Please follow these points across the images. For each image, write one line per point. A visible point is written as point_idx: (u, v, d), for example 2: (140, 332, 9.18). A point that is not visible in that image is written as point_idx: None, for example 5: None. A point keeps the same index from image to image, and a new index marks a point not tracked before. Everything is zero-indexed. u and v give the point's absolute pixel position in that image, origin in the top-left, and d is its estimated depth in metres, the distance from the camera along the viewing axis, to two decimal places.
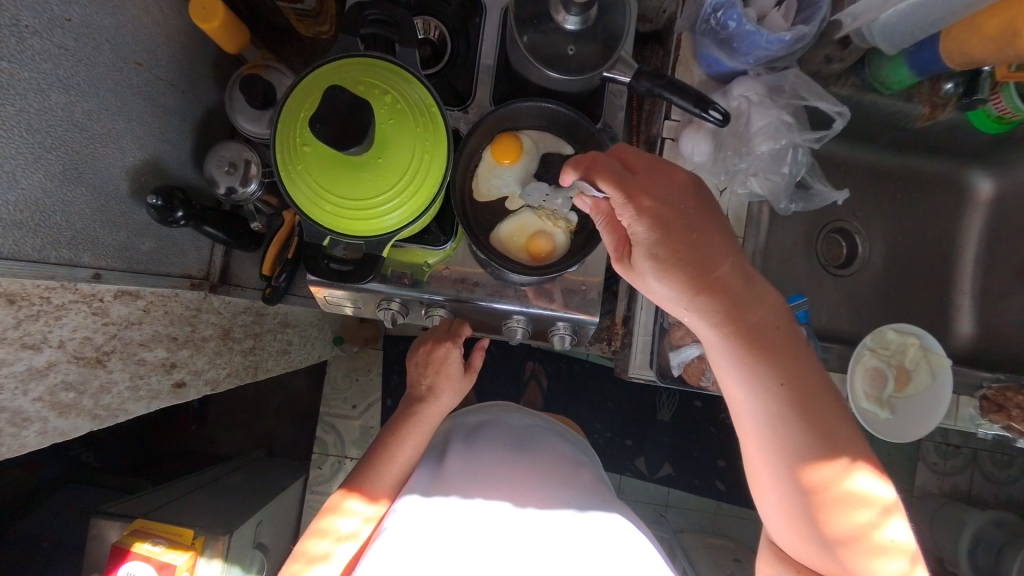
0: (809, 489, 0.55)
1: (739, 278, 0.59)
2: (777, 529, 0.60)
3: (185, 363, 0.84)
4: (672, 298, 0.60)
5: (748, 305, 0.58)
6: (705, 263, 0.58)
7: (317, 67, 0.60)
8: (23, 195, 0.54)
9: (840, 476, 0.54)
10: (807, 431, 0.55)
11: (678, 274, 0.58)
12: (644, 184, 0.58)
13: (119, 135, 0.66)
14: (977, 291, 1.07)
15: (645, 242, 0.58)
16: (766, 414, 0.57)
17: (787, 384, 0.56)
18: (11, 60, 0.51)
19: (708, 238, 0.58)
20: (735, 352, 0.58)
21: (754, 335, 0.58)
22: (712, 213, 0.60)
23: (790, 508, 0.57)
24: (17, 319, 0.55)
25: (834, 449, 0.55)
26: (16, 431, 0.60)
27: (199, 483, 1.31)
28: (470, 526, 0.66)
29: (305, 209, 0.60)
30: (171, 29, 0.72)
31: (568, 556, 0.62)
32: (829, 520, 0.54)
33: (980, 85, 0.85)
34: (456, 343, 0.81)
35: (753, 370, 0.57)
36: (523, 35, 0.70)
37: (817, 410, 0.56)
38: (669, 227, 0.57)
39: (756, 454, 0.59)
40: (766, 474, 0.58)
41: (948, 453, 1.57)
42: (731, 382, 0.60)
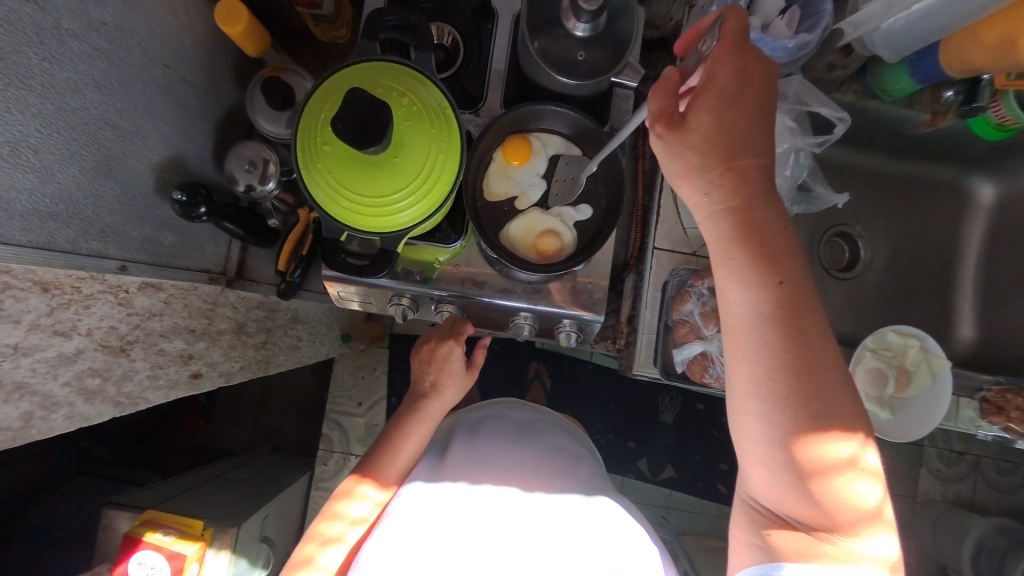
0: (791, 413, 0.53)
1: (767, 181, 0.55)
2: (750, 466, 0.58)
3: (202, 355, 0.87)
4: (695, 169, 0.56)
5: (763, 209, 0.54)
6: (741, 146, 0.54)
7: (337, 69, 0.63)
8: (59, 189, 0.57)
9: (839, 434, 0.52)
10: (803, 348, 0.53)
11: (707, 147, 0.54)
12: (744, 46, 0.54)
13: (146, 133, 0.68)
14: (977, 296, 1.08)
15: (710, 98, 0.54)
16: (764, 322, 0.54)
17: (794, 298, 0.53)
18: (51, 60, 0.54)
19: (750, 128, 0.54)
20: (743, 247, 0.54)
21: (762, 239, 0.54)
22: (768, 107, 0.55)
23: (767, 433, 0.54)
24: (50, 306, 0.58)
25: (826, 379, 0.53)
26: (46, 414, 0.62)
27: (208, 476, 1.33)
28: (480, 511, 0.68)
29: (323, 205, 0.62)
30: (196, 32, 0.75)
31: (575, 540, 0.64)
32: (808, 449, 0.52)
33: (980, 93, 0.87)
34: (459, 340, 0.83)
35: (760, 274, 0.54)
36: (534, 40, 0.73)
37: (819, 335, 0.53)
38: (727, 93, 0.53)
39: (748, 366, 0.56)
40: (751, 395, 0.55)
41: (951, 459, 1.57)
42: (729, 290, 0.56)
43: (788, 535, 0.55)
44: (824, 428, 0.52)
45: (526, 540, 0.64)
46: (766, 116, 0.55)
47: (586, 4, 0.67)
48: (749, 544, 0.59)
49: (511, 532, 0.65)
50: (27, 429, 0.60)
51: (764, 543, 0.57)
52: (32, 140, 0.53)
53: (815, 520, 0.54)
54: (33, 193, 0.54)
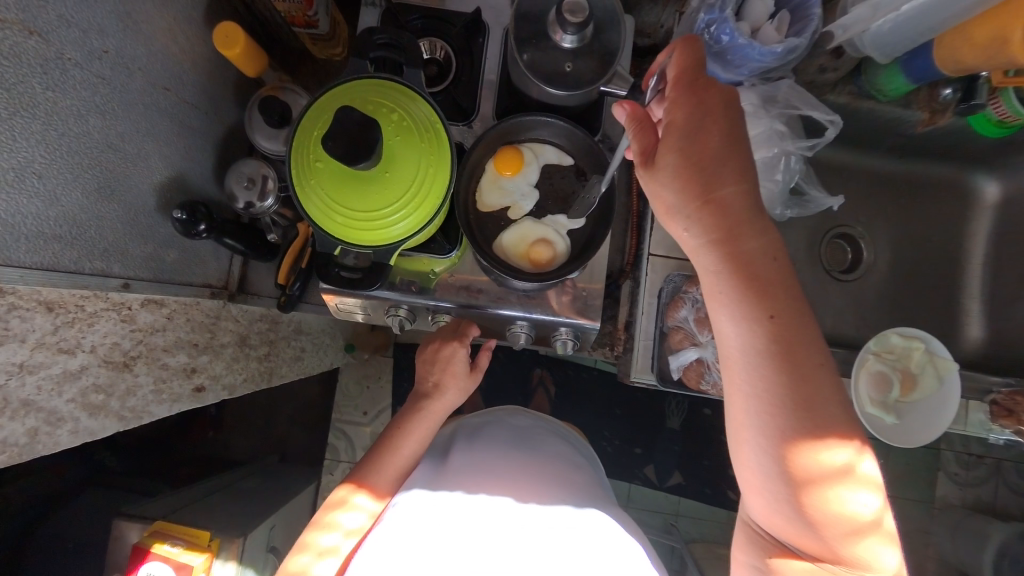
0: (788, 443, 0.55)
1: (748, 212, 0.55)
2: (751, 492, 0.60)
3: (205, 368, 0.89)
4: (676, 208, 0.57)
5: (746, 240, 0.55)
6: (719, 179, 0.54)
7: (329, 87, 0.64)
8: (64, 212, 0.59)
9: (833, 456, 0.54)
10: (793, 378, 0.54)
11: (687, 182, 0.55)
12: (701, 85, 0.56)
13: (148, 154, 0.71)
14: (986, 296, 1.06)
15: (677, 137, 0.56)
16: (755, 353, 0.56)
17: (782, 330, 0.55)
18: (55, 89, 0.56)
19: (724, 160, 0.55)
20: (730, 282, 0.56)
21: (749, 270, 0.56)
22: (739, 138, 0.56)
23: (763, 460, 0.56)
24: (55, 325, 0.60)
25: (820, 408, 0.54)
26: (52, 430, 0.64)
27: (215, 487, 1.34)
28: (473, 522, 0.68)
29: (317, 221, 0.64)
30: (196, 55, 0.78)
31: (566, 556, 0.63)
32: (802, 474, 0.54)
33: (977, 91, 0.86)
34: (462, 342, 0.84)
35: (748, 307, 0.55)
36: (523, 53, 0.74)
37: (810, 364, 0.55)
38: (692, 130, 0.55)
39: (743, 396, 0.58)
40: (748, 424, 0.57)
41: (969, 463, 1.52)
42: (721, 321, 0.58)
43: (787, 555, 0.58)
44: (819, 455, 0.54)
45: (517, 556, 0.63)
46: (740, 146, 0.56)
47: (572, 16, 0.68)
48: (746, 562, 0.61)
49: (502, 546, 0.64)
50: (34, 445, 0.62)
51: (764, 564, 0.59)
52: (37, 166, 0.55)
53: (816, 546, 0.55)
54: (37, 216, 0.56)
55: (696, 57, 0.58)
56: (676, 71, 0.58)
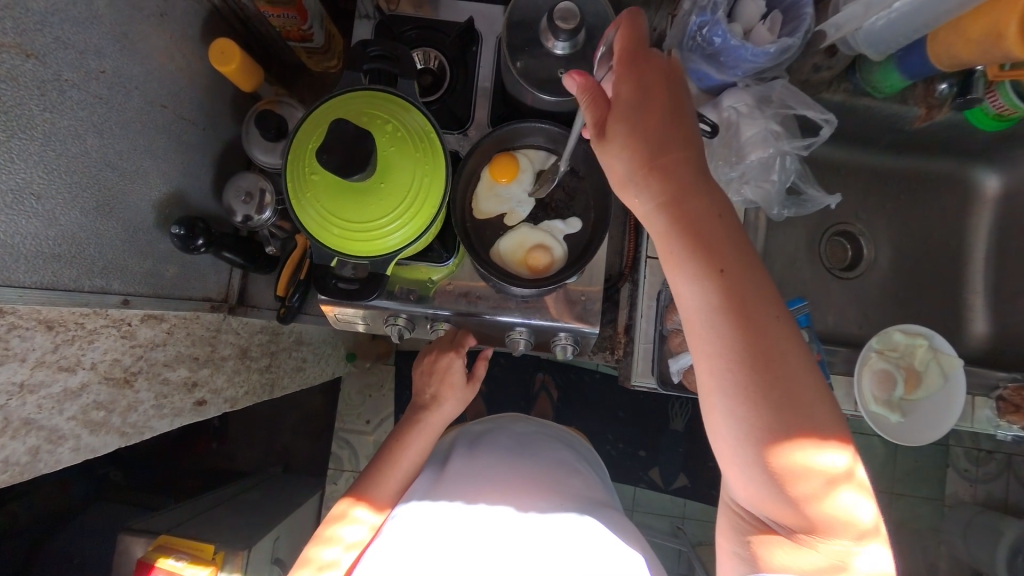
0: (756, 407, 0.51)
1: (695, 173, 0.55)
2: (728, 469, 0.57)
3: (206, 381, 0.89)
4: (626, 177, 0.56)
5: (696, 198, 0.54)
6: (664, 144, 0.55)
7: (324, 101, 0.65)
8: (62, 231, 0.59)
9: (808, 420, 0.51)
10: (754, 339, 0.52)
11: (634, 149, 0.55)
12: (643, 58, 0.57)
13: (146, 171, 0.71)
14: (989, 290, 1.05)
15: (625, 107, 0.56)
16: (714, 316, 0.53)
17: (737, 289, 0.53)
18: (52, 110, 0.57)
19: (670, 127, 0.55)
20: (682, 244, 0.54)
21: (701, 228, 0.54)
22: (683, 107, 0.56)
23: (734, 430, 0.53)
24: (55, 343, 0.60)
25: (784, 366, 0.52)
26: (53, 448, 0.64)
27: (219, 500, 1.34)
28: (470, 530, 0.67)
29: (314, 233, 0.64)
30: (193, 72, 0.79)
31: (557, 557, 0.62)
32: (774, 442, 0.51)
33: (974, 85, 0.86)
34: (458, 352, 0.84)
35: (702, 268, 0.53)
36: (516, 61, 0.74)
37: (769, 322, 0.52)
38: (637, 100, 0.55)
39: (706, 363, 0.55)
40: (715, 392, 0.54)
41: (980, 459, 1.50)
42: (680, 284, 0.55)
43: (770, 537, 0.54)
44: (792, 420, 0.51)
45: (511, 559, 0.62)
46: (683, 114, 0.56)
47: (563, 23, 0.69)
48: (733, 551, 0.58)
49: (496, 551, 0.64)
50: (35, 463, 0.62)
51: (749, 548, 0.56)
52: (35, 187, 0.56)
53: (797, 521, 0.52)
54: (36, 236, 0.56)
55: (639, 31, 0.57)
56: (619, 44, 0.57)
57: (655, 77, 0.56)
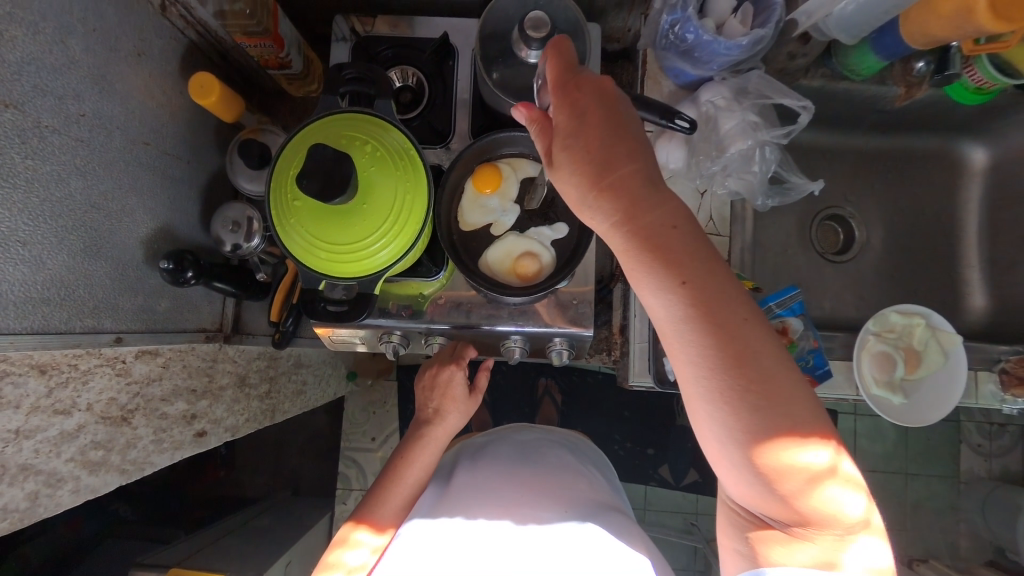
0: (737, 412, 0.51)
1: (647, 184, 0.53)
2: (721, 472, 0.56)
3: (205, 413, 0.89)
4: (579, 199, 0.55)
5: (652, 210, 0.52)
6: (611, 158, 0.53)
7: (302, 127, 0.65)
8: (50, 275, 0.59)
9: (786, 416, 0.50)
10: (725, 346, 0.51)
11: (583, 169, 0.53)
12: (575, 78, 0.56)
13: (132, 209, 0.72)
14: (985, 263, 1.05)
15: (565, 132, 0.55)
16: (684, 327, 0.53)
17: (704, 296, 0.51)
18: (35, 156, 0.57)
19: (614, 141, 0.53)
20: (643, 259, 0.53)
21: (661, 241, 0.52)
22: (625, 117, 0.55)
23: (719, 435, 0.53)
24: (49, 387, 0.61)
25: (760, 370, 0.51)
26: (52, 491, 0.64)
27: (229, 528, 1.34)
28: (467, 543, 0.67)
29: (301, 257, 0.64)
30: (174, 107, 0.80)
31: (547, 558, 0.63)
32: (759, 444, 0.51)
33: (951, 61, 0.87)
34: (460, 364, 0.84)
35: (666, 281, 0.52)
36: (492, 73, 0.74)
37: (739, 326, 0.51)
38: (577, 123, 0.54)
39: (683, 371, 0.55)
40: (697, 399, 0.54)
41: (992, 432, 1.48)
42: (648, 297, 0.54)
43: (768, 534, 0.54)
44: (775, 421, 0.50)
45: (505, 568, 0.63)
46: (627, 125, 0.54)
47: (534, 32, 0.69)
48: (734, 549, 0.58)
49: (493, 561, 0.64)
50: (35, 508, 0.63)
51: (748, 544, 0.56)
52: (21, 234, 0.56)
53: (791, 520, 0.52)
54: (24, 282, 0.57)
55: (567, 59, 0.58)
56: (551, 72, 0.58)
57: (589, 95, 0.55)
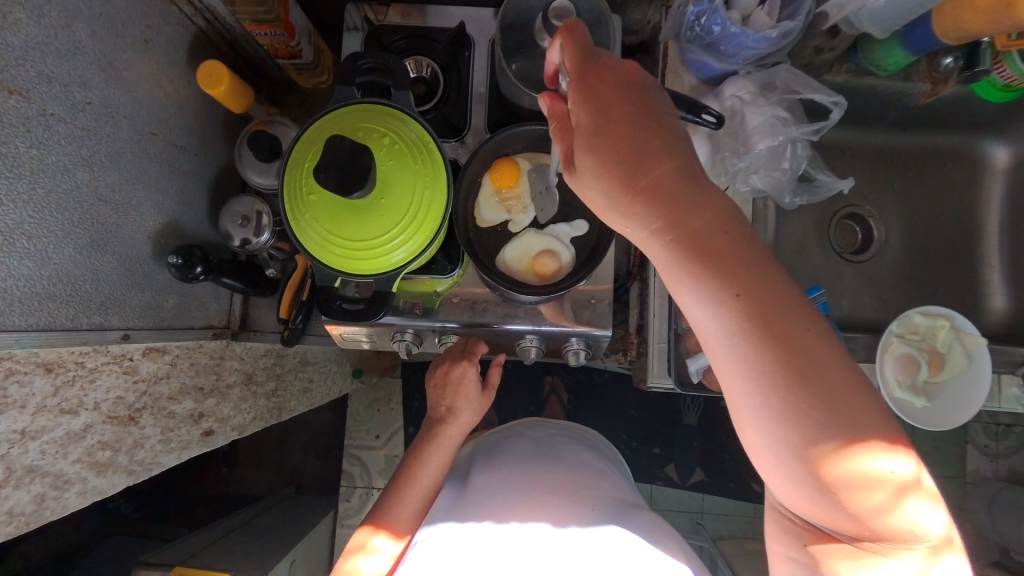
0: (792, 421, 0.49)
1: (689, 186, 0.50)
2: (772, 478, 0.54)
3: (212, 412, 0.87)
4: (612, 205, 0.52)
5: (698, 215, 0.50)
6: (646, 159, 0.50)
7: (317, 118, 0.63)
8: (56, 270, 0.57)
9: (851, 424, 0.48)
10: (783, 356, 0.49)
11: (614, 174, 0.50)
12: (601, 74, 0.52)
13: (139, 202, 0.69)
14: (1006, 264, 1.02)
15: (586, 133, 0.51)
16: (735, 338, 0.50)
17: (758, 304, 0.49)
18: (39, 146, 0.55)
19: (648, 142, 0.50)
20: (689, 268, 0.50)
21: (708, 246, 0.50)
22: (660, 114, 0.51)
23: (774, 447, 0.51)
24: (55, 386, 0.59)
25: (818, 377, 0.49)
26: (59, 493, 0.63)
27: (233, 526, 1.33)
28: (490, 547, 0.65)
29: (315, 255, 0.62)
30: (181, 97, 0.77)
31: (573, 561, 0.62)
32: (822, 456, 0.49)
33: (980, 57, 0.84)
34: (471, 360, 0.82)
35: (714, 291, 0.50)
36: (512, 63, 0.71)
37: (798, 335, 0.49)
38: (605, 124, 0.51)
39: (731, 382, 0.53)
40: (747, 410, 0.52)
41: (998, 434, 1.47)
42: (692, 306, 0.53)
43: (829, 546, 0.52)
44: (838, 430, 0.48)
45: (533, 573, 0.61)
46: (661, 125, 0.51)
47: (558, 22, 0.66)
48: (788, 556, 0.56)
49: (520, 565, 0.62)
50: (42, 511, 0.61)
51: (806, 554, 0.54)
52: (26, 227, 0.54)
53: (858, 531, 0.50)
54: (30, 278, 0.54)
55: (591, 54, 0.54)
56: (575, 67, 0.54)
57: (620, 91, 0.51)
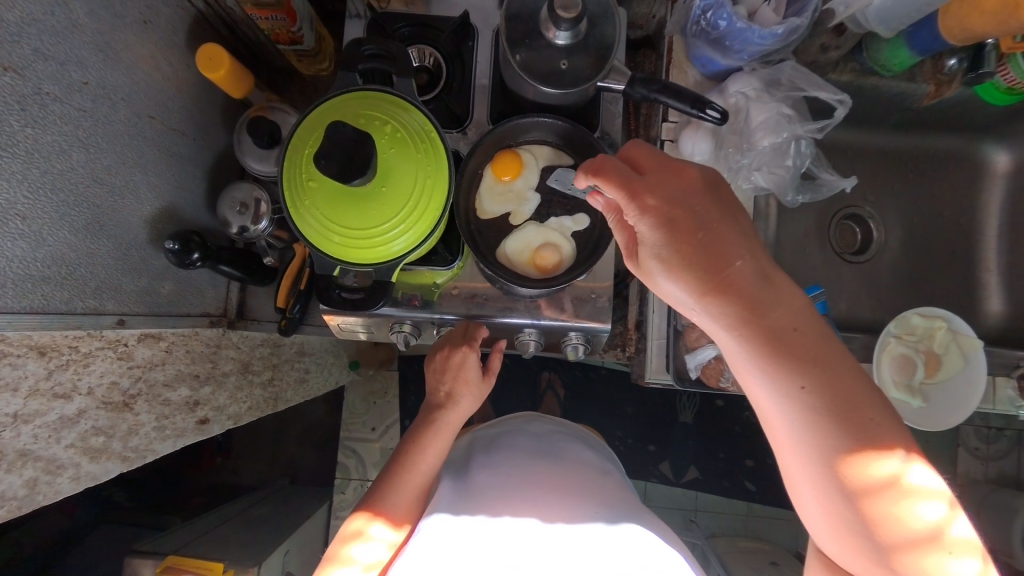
0: (854, 495, 0.51)
1: (758, 279, 0.55)
2: (822, 536, 0.56)
3: (208, 400, 0.87)
4: (683, 299, 0.58)
5: (770, 306, 0.54)
6: (717, 262, 0.55)
7: (318, 105, 0.62)
8: (50, 252, 0.56)
9: (887, 480, 0.51)
10: (849, 435, 0.51)
11: (687, 277, 0.56)
12: (673, 176, 0.58)
13: (136, 186, 0.68)
14: (1004, 268, 1.03)
15: (651, 241, 0.57)
16: (800, 419, 0.54)
17: (830, 392, 0.52)
18: (34, 125, 0.54)
19: (718, 240, 0.56)
20: (758, 357, 0.55)
21: (778, 334, 0.54)
22: (729, 215, 0.57)
23: (829, 519, 0.54)
24: (48, 369, 0.58)
25: (880, 455, 0.51)
26: (52, 478, 0.62)
27: (226, 516, 1.32)
28: (477, 543, 0.65)
29: (314, 242, 0.61)
30: (180, 80, 0.76)
31: (572, 560, 0.62)
32: (878, 529, 0.51)
33: (985, 59, 0.83)
34: (472, 347, 0.80)
35: (785, 379, 0.53)
36: (516, 54, 0.70)
37: (864, 417, 0.52)
38: (678, 220, 0.56)
39: (789, 453, 0.56)
40: (804, 480, 0.55)
41: (990, 437, 1.48)
42: (757, 385, 0.57)
43: None
44: (898, 505, 0.50)
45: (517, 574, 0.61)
46: (730, 225, 0.57)
47: (564, 12, 0.64)
48: None
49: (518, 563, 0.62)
50: (34, 496, 0.61)
51: None
52: (20, 207, 0.53)
53: None
54: (24, 259, 0.54)
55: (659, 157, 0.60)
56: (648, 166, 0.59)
57: (693, 192, 0.57)
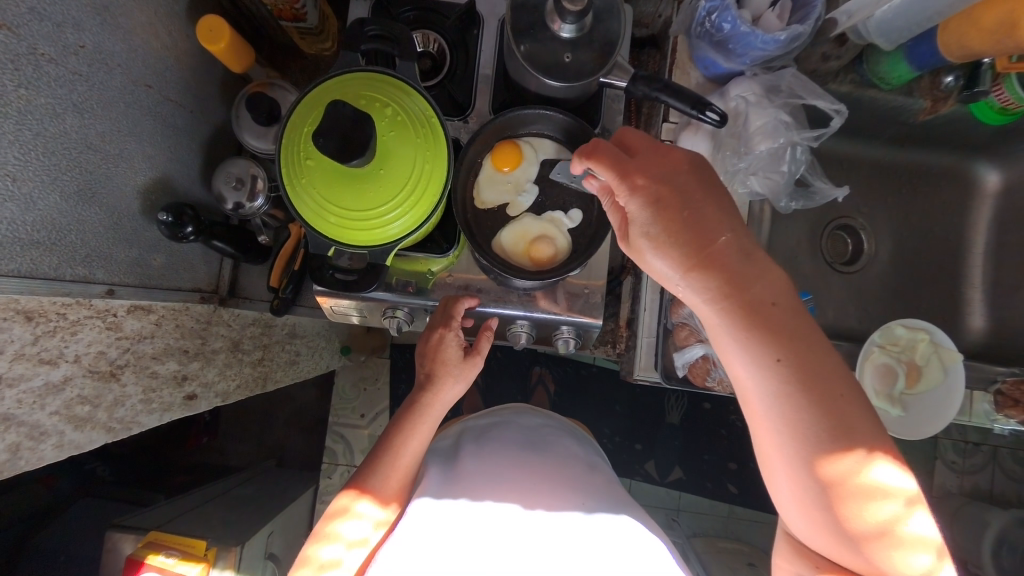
0: (819, 469, 0.53)
1: (741, 258, 0.57)
2: (789, 514, 0.58)
3: (196, 375, 0.86)
4: (670, 277, 0.60)
5: (753, 283, 0.56)
6: (702, 242, 0.57)
7: (320, 83, 0.62)
8: (39, 216, 0.56)
9: (856, 467, 0.52)
10: (826, 418, 0.53)
11: (676, 257, 0.58)
12: (663, 156, 0.59)
13: (130, 155, 0.68)
14: (989, 284, 1.05)
15: (640, 219, 0.59)
16: (771, 398, 0.55)
17: (802, 366, 0.54)
18: (28, 86, 0.53)
19: (702, 220, 0.57)
20: (740, 334, 0.56)
21: (757, 312, 0.55)
22: (717, 197, 0.58)
23: (795, 497, 0.56)
24: (35, 334, 0.57)
25: (846, 436, 0.52)
26: (35, 444, 0.62)
27: (211, 494, 1.32)
28: (445, 523, 0.67)
29: (309, 221, 0.61)
30: (179, 51, 0.75)
31: (558, 548, 0.63)
32: (841, 508, 0.52)
33: (980, 78, 0.85)
34: (450, 326, 0.77)
35: (760, 352, 0.55)
36: (520, 44, 0.70)
37: (842, 401, 0.53)
38: (665, 200, 0.57)
39: (764, 434, 0.58)
40: (775, 460, 0.57)
41: (966, 451, 1.52)
42: (735, 362, 0.58)
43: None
44: (860, 486, 0.52)
45: (483, 559, 0.62)
46: (716, 205, 0.58)
47: (570, 4, 0.64)
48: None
49: (500, 548, 0.63)
50: (15, 460, 0.60)
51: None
52: (10, 168, 0.52)
53: (862, 564, 0.52)
54: (13, 222, 0.53)
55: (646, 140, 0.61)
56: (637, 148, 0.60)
57: (683, 173, 0.58)
